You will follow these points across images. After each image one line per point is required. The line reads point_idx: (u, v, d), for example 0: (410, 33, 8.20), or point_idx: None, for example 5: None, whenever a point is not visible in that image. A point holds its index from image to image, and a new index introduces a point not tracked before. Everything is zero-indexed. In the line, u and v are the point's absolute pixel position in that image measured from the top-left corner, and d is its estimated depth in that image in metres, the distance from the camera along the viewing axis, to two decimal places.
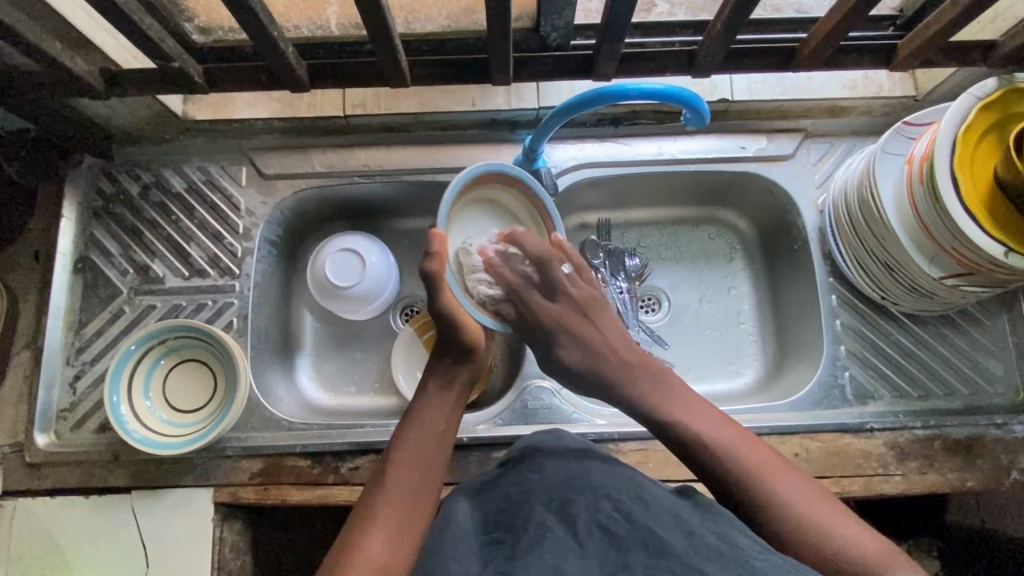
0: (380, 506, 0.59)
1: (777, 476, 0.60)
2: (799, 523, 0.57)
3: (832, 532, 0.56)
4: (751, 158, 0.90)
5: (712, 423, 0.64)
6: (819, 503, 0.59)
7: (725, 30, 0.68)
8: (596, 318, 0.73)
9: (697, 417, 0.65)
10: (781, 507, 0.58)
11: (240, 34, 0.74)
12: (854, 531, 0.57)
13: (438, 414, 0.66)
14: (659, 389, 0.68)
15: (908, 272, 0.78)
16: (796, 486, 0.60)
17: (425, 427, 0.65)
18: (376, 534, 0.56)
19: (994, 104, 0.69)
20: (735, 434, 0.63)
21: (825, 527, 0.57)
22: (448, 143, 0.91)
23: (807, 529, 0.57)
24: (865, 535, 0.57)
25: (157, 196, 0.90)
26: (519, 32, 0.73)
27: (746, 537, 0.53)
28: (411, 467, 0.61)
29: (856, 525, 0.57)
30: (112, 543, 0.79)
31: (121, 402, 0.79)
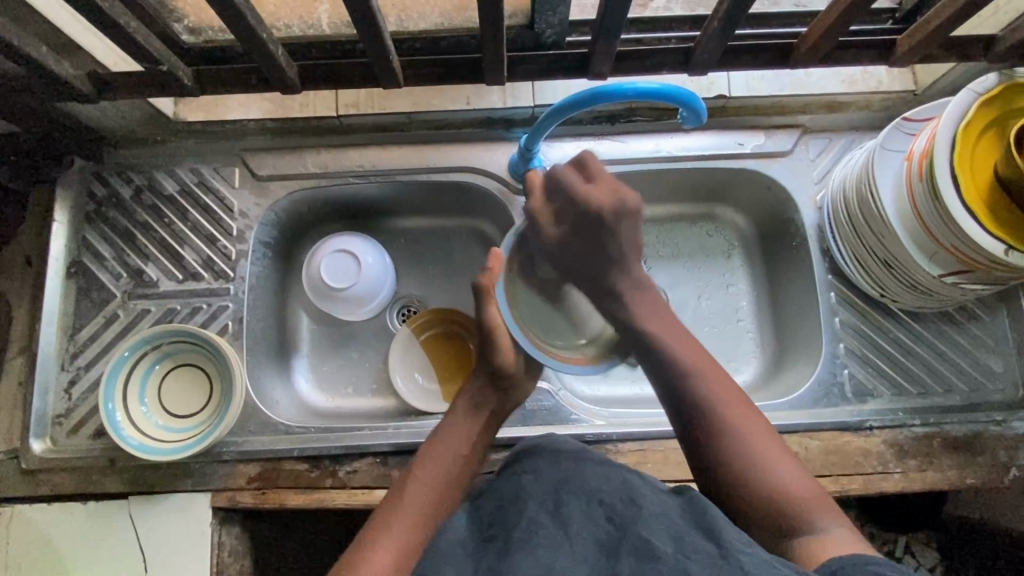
0: (391, 521, 0.60)
1: (731, 408, 0.63)
2: (741, 458, 0.60)
3: (769, 464, 0.59)
4: (749, 154, 0.89)
5: (688, 346, 0.66)
6: (765, 440, 0.61)
7: (722, 28, 0.67)
8: (618, 226, 0.66)
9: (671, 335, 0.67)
10: (729, 434, 0.61)
11: (229, 34, 0.72)
12: (792, 475, 0.59)
13: (464, 436, 0.68)
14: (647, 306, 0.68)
15: (906, 269, 0.77)
16: (750, 418, 0.62)
17: (448, 449, 0.66)
18: (383, 549, 0.57)
19: (995, 99, 0.68)
20: (697, 352, 0.66)
21: (763, 464, 0.59)
22: (442, 141, 0.90)
23: (749, 463, 0.60)
24: (805, 481, 0.59)
25: (150, 198, 0.89)
26: (513, 30, 0.72)
27: (736, 535, 0.52)
28: (429, 487, 0.63)
29: (797, 469, 0.60)
30: (111, 548, 0.79)
31: (117, 408, 0.78)
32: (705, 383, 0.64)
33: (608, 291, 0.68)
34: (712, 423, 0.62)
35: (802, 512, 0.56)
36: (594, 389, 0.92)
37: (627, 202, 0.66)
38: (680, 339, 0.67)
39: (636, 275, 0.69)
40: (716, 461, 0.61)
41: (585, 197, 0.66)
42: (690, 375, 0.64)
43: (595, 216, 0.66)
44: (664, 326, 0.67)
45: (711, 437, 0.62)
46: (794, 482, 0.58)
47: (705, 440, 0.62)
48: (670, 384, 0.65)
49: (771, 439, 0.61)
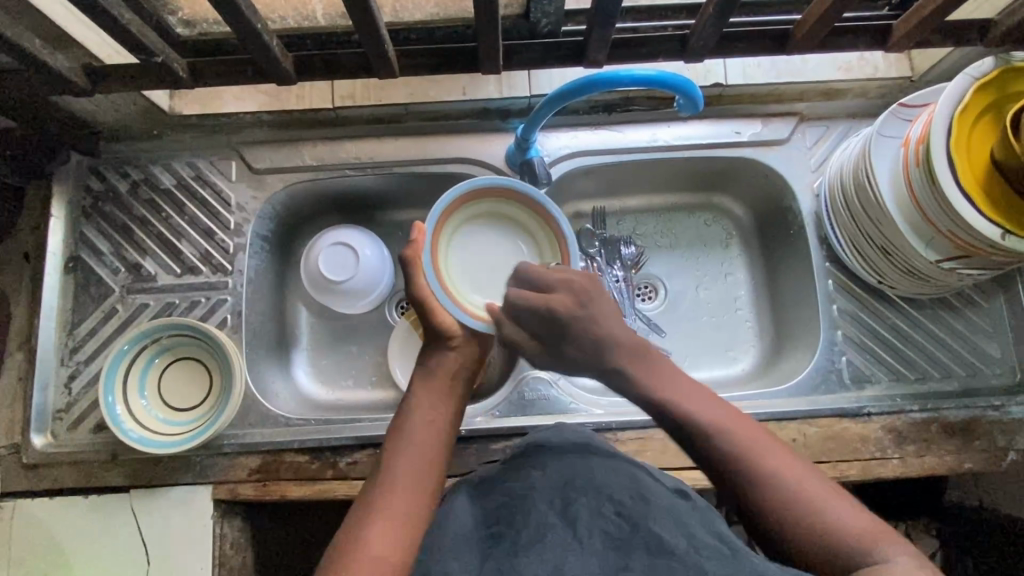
0: (379, 505, 0.58)
1: (768, 456, 0.58)
2: (789, 505, 0.55)
3: (827, 513, 0.54)
4: (746, 143, 0.89)
5: (702, 402, 0.62)
6: (811, 482, 0.56)
7: (717, 13, 0.66)
8: (596, 300, 0.66)
9: (688, 397, 0.63)
10: (768, 488, 0.56)
11: (225, 27, 0.72)
12: (851, 517, 0.54)
13: (432, 403, 0.66)
14: (655, 371, 0.65)
15: (904, 256, 0.77)
16: (790, 466, 0.58)
17: (420, 418, 0.65)
18: (378, 524, 0.56)
19: (991, 84, 0.68)
20: (722, 411, 0.62)
21: (813, 510, 0.54)
22: (440, 133, 0.89)
23: (796, 511, 0.55)
24: (862, 518, 0.54)
25: (146, 192, 0.89)
26: (510, 19, 0.72)
27: (747, 542, 0.53)
28: (411, 465, 0.61)
29: (854, 509, 0.55)
30: (112, 542, 0.79)
31: (117, 402, 0.79)
32: (732, 440, 0.59)
33: (600, 369, 0.66)
34: (750, 480, 0.57)
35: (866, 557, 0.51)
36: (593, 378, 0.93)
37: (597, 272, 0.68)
38: (696, 397, 0.63)
39: (631, 350, 0.66)
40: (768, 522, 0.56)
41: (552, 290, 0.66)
42: (714, 433, 0.60)
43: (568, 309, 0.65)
44: (677, 386, 0.64)
45: (759, 492, 0.56)
46: (849, 524, 0.53)
47: (746, 503, 0.57)
48: (696, 449, 0.61)
49: (818, 485, 0.56)
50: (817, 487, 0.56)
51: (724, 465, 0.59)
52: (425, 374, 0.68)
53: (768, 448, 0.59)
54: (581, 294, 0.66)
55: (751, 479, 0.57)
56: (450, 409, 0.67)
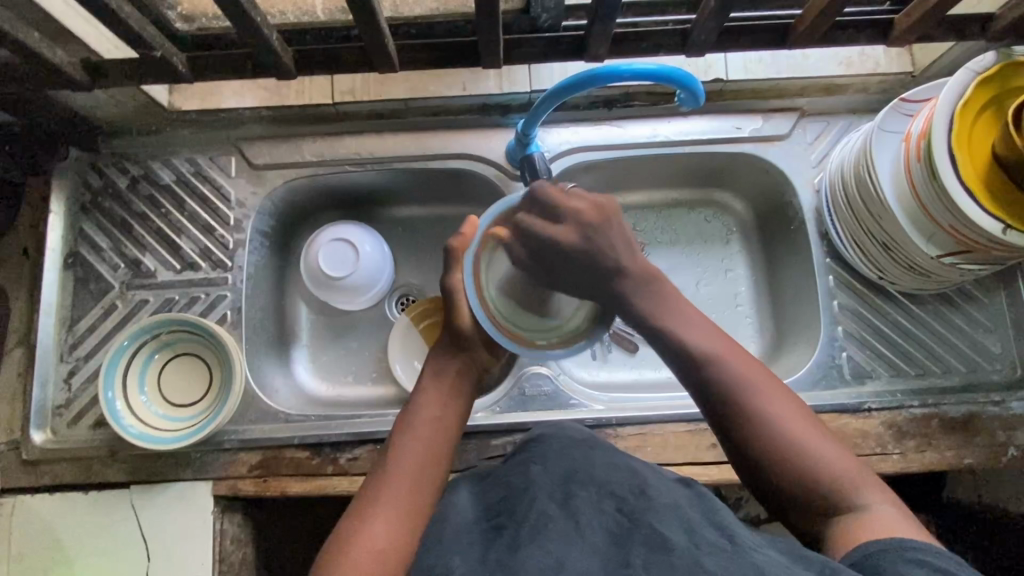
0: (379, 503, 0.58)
1: (757, 385, 0.60)
2: (771, 437, 0.58)
3: (808, 447, 0.57)
4: (747, 138, 0.89)
5: (705, 334, 0.64)
6: (793, 415, 0.59)
7: (718, 7, 0.66)
8: (608, 230, 0.65)
9: (686, 325, 0.64)
10: (754, 418, 0.59)
11: (224, 22, 0.73)
12: (829, 453, 0.57)
13: (438, 402, 0.66)
14: (659, 305, 0.65)
15: (905, 251, 0.77)
16: (778, 396, 0.60)
17: (426, 416, 0.64)
18: (377, 523, 0.57)
19: (993, 79, 0.68)
20: (722, 339, 0.63)
21: (794, 445, 0.57)
22: (440, 128, 0.89)
23: (785, 449, 0.57)
24: (840, 455, 0.57)
25: (146, 188, 0.89)
26: (511, 14, 0.73)
27: (748, 536, 0.52)
28: (414, 467, 0.61)
29: (834, 446, 0.58)
30: (112, 538, 0.79)
31: (117, 398, 0.78)
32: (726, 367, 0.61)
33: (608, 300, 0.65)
34: (738, 407, 0.59)
35: (844, 499, 0.55)
36: (594, 374, 0.93)
37: (608, 205, 0.66)
38: (696, 324, 0.64)
39: (642, 281, 0.65)
40: (755, 454, 0.58)
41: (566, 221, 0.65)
42: (711, 360, 0.61)
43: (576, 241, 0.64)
44: (677, 314, 0.65)
45: (745, 420, 0.59)
46: (834, 465, 0.56)
47: (734, 432, 0.59)
48: (688, 372, 0.62)
49: (801, 417, 0.59)
50: (800, 420, 0.59)
51: (717, 386, 0.61)
52: (435, 372, 0.68)
53: (763, 375, 0.61)
54: (595, 222, 0.65)
55: (739, 408, 0.59)
56: (456, 408, 0.66)
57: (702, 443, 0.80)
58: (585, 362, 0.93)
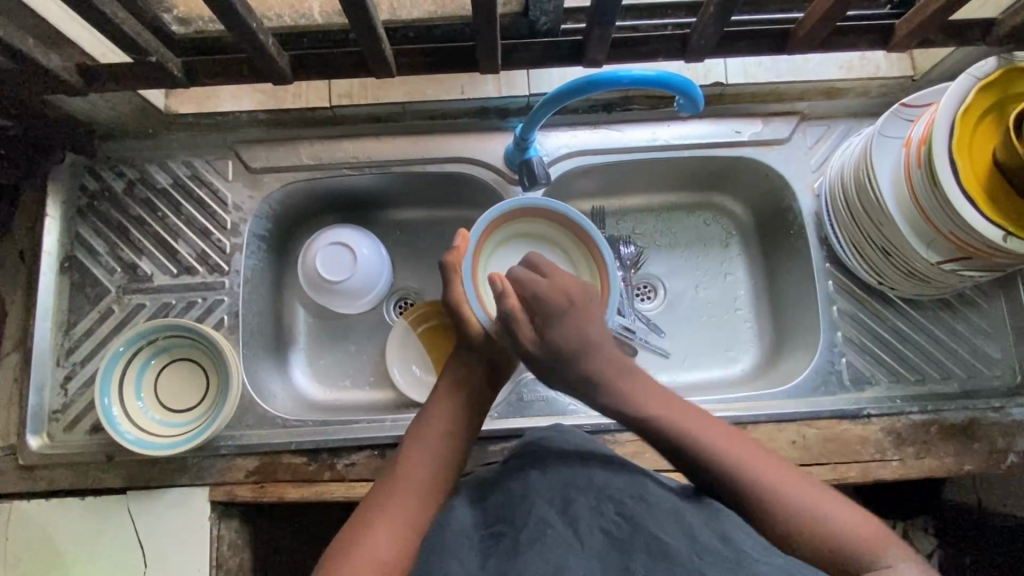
0: (390, 504, 0.58)
1: (753, 463, 0.59)
2: (785, 513, 0.56)
3: (821, 515, 0.55)
4: (746, 142, 0.89)
5: (693, 418, 0.63)
6: (799, 485, 0.57)
7: (718, 12, 0.66)
8: (584, 309, 0.67)
9: (673, 413, 0.63)
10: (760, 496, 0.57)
11: (220, 25, 0.72)
12: (842, 516, 0.55)
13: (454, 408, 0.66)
14: (640, 386, 0.65)
15: (905, 257, 0.77)
16: (774, 469, 0.59)
17: (442, 421, 0.65)
18: (386, 524, 0.56)
19: (994, 84, 0.67)
20: (710, 424, 0.62)
21: (806, 513, 0.55)
22: (438, 132, 0.89)
23: (796, 514, 0.55)
24: (853, 516, 0.55)
25: (142, 191, 0.88)
26: (508, 17, 0.72)
27: (749, 544, 0.52)
28: (425, 468, 0.61)
29: (846, 507, 0.56)
30: (109, 544, 0.78)
31: (113, 404, 0.78)
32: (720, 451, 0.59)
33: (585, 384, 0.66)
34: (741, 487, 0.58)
35: (869, 555, 0.52)
36: None
37: (576, 289, 0.67)
38: (678, 410, 0.63)
39: (614, 362, 0.66)
40: (769, 525, 0.56)
41: (551, 294, 0.66)
42: (700, 442, 0.60)
43: (559, 307, 0.65)
44: (659, 401, 0.64)
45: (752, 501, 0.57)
46: (852, 525, 0.54)
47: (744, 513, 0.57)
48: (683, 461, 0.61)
49: (806, 486, 0.57)
50: (807, 489, 0.57)
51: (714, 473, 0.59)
52: (451, 380, 0.68)
53: (756, 453, 0.60)
54: (574, 297, 0.67)
55: (738, 489, 0.58)
56: (469, 416, 0.66)
57: None
58: None
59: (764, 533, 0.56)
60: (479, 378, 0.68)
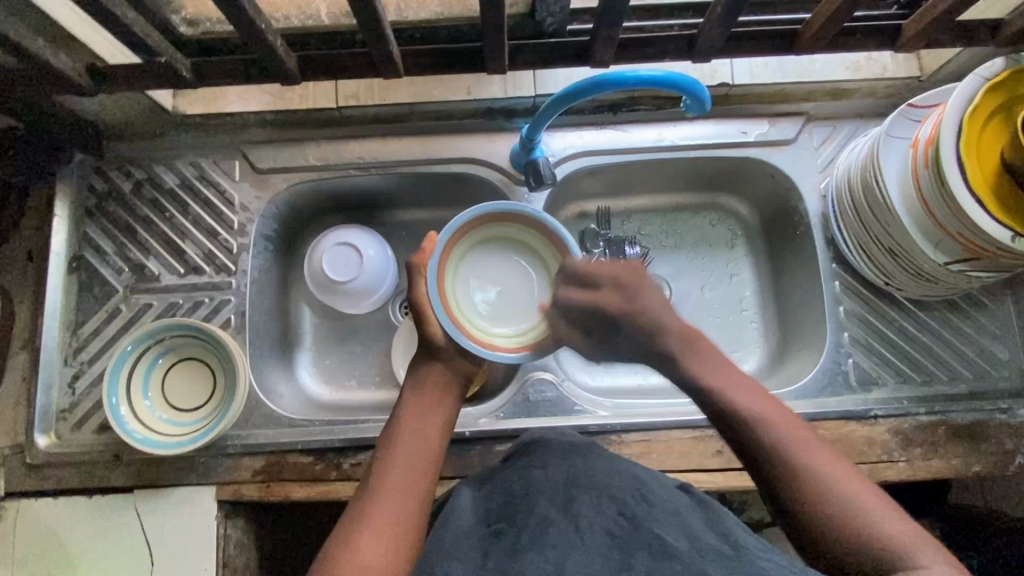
0: (372, 509, 0.58)
1: (810, 452, 0.59)
2: (830, 502, 0.55)
3: (869, 513, 0.54)
4: (753, 142, 0.89)
5: (755, 397, 0.63)
6: (853, 483, 0.57)
7: (725, 12, 0.66)
8: (639, 289, 0.73)
9: (740, 391, 0.64)
10: (807, 484, 0.57)
11: (228, 26, 0.71)
12: (892, 521, 0.54)
13: (424, 405, 0.65)
14: (704, 360, 0.68)
15: (912, 258, 0.76)
16: (831, 463, 0.58)
17: (414, 420, 0.64)
18: (371, 531, 0.56)
19: (1003, 84, 0.67)
20: (773, 407, 0.63)
21: (852, 507, 0.55)
22: (444, 133, 0.89)
23: (840, 509, 0.55)
24: (904, 523, 0.54)
25: (150, 192, 0.89)
26: (514, 18, 0.72)
27: (752, 541, 0.52)
28: (401, 480, 0.60)
29: (897, 513, 0.55)
30: (116, 543, 0.79)
31: (121, 403, 0.78)
32: (774, 432, 0.60)
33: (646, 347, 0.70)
34: (787, 467, 0.58)
35: (909, 557, 0.51)
36: (597, 379, 0.93)
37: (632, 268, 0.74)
38: (745, 388, 0.64)
39: (681, 337, 0.69)
40: (799, 508, 0.56)
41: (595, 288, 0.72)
42: (757, 416, 0.61)
43: (620, 293, 0.72)
44: (727, 378, 0.65)
45: (797, 486, 0.57)
46: (894, 527, 0.53)
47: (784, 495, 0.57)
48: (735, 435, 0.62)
49: (862, 486, 0.57)
50: (862, 490, 0.56)
51: (763, 449, 0.60)
52: (415, 383, 0.67)
53: (812, 442, 0.60)
54: (626, 285, 0.73)
55: (786, 472, 0.58)
56: (440, 420, 0.65)
57: (706, 450, 0.80)
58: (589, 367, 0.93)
59: (799, 515, 0.56)
60: (443, 374, 0.67)
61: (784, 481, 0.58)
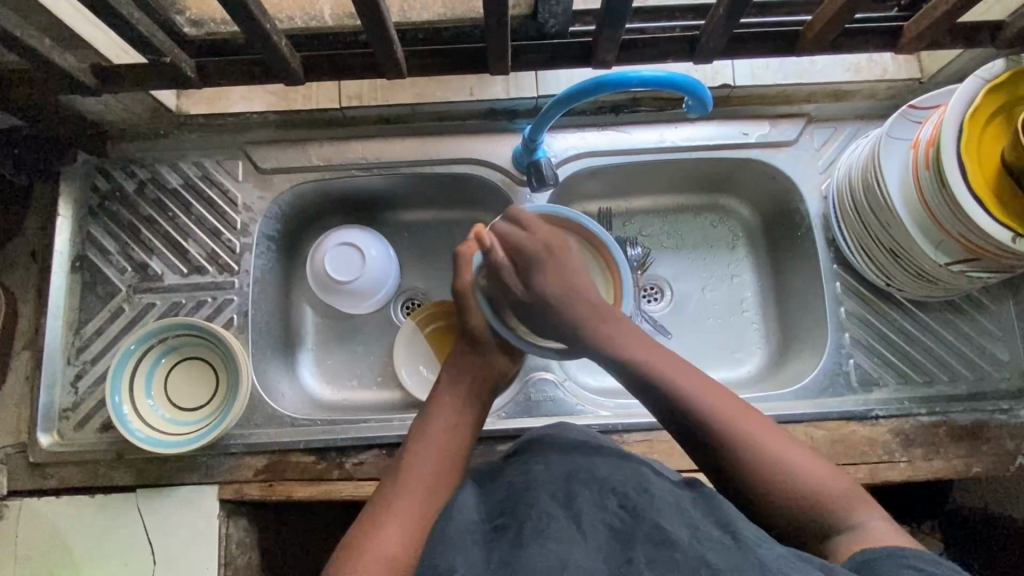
0: (396, 499, 0.59)
1: (731, 410, 0.59)
2: (762, 463, 0.57)
3: (796, 466, 0.56)
4: (753, 144, 0.89)
5: (671, 363, 0.63)
6: (774, 436, 0.59)
7: (727, 14, 0.66)
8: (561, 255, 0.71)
9: (661, 361, 0.63)
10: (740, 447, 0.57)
11: (232, 26, 0.72)
12: (812, 468, 0.57)
13: (453, 404, 0.67)
14: (614, 327, 0.67)
15: (912, 258, 0.77)
16: (752, 419, 0.59)
17: (443, 415, 0.66)
18: (393, 521, 0.57)
19: (1002, 86, 0.67)
20: (689, 371, 0.63)
21: (778, 463, 0.57)
22: (446, 134, 0.89)
23: (769, 465, 0.56)
24: (823, 469, 0.57)
25: (154, 192, 0.89)
26: (517, 20, 0.72)
27: (751, 529, 0.52)
28: (432, 468, 0.62)
29: (816, 460, 0.58)
30: (118, 541, 0.79)
31: (124, 401, 0.79)
32: (697, 396, 0.60)
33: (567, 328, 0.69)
34: (719, 434, 0.58)
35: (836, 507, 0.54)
36: (599, 380, 0.93)
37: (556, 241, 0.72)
38: (657, 353, 0.64)
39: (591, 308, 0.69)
40: (732, 469, 0.57)
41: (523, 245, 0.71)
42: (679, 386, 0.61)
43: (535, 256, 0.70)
44: (646, 346, 0.65)
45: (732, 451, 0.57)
46: (814, 474, 0.56)
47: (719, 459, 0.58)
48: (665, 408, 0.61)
49: (783, 437, 0.59)
50: (783, 440, 0.58)
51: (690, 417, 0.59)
52: (451, 375, 0.70)
53: (732, 402, 0.60)
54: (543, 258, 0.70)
55: (716, 437, 0.58)
56: (471, 416, 0.67)
57: None
58: (591, 367, 0.93)
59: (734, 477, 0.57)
60: (475, 374, 0.70)
61: (717, 447, 0.58)
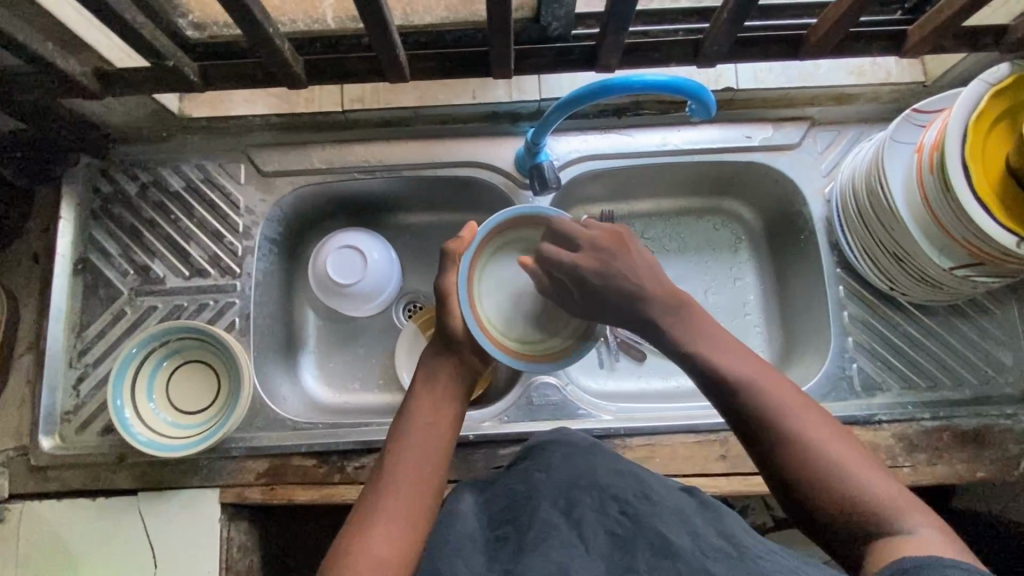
0: (380, 504, 0.58)
1: (802, 412, 0.56)
2: (826, 469, 0.53)
3: (860, 478, 0.53)
4: (756, 147, 0.89)
5: (743, 359, 0.60)
6: (845, 445, 0.55)
7: (731, 19, 0.66)
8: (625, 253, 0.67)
9: (729, 354, 0.60)
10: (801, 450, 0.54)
11: (235, 30, 0.72)
12: (880, 483, 0.53)
13: (434, 401, 0.65)
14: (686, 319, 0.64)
15: (917, 263, 0.76)
16: (823, 425, 0.56)
17: (424, 414, 0.64)
18: (379, 527, 0.56)
19: (1006, 90, 0.67)
20: (760, 367, 0.59)
21: (842, 470, 0.53)
22: (449, 136, 0.89)
23: (831, 471, 0.53)
24: (893, 485, 0.53)
25: (156, 195, 0.89)
26: (519, 23, 0.72)
27: (754, 540, 0.52)
28: (411, 473, 0.60)
29: (884, 475, 0.54)
30: (120, 545, 0.79)
31: (126, 406, 0.78)
32: (764, 392, 0.57)
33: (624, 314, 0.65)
34: (779, 432, 0.56)
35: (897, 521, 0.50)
36: (601, 383, 0.92)
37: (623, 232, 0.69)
38: (727, 347, 0.61)
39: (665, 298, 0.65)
40: (790, 469, 0.55)
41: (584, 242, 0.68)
42: (745, 379, 0.58)
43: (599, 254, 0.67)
44: (714, 341, 0.62)
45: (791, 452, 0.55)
46: (881, 488, 0.52)
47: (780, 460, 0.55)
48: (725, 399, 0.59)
49: (853, 448, 0.55)
50: (853, 451, 0.55)
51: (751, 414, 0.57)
52: (426, 377, 0.67)
53: (804, 404, 0.57)
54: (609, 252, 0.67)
55: (780, 436, 0.55)
56: (452, 413, 0.65)
57: (710, 454, 0.80)
58: (593, 371, 0.93)
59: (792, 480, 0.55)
60: (452, 372, 0.67)
61: (779, 446, 0.55)
